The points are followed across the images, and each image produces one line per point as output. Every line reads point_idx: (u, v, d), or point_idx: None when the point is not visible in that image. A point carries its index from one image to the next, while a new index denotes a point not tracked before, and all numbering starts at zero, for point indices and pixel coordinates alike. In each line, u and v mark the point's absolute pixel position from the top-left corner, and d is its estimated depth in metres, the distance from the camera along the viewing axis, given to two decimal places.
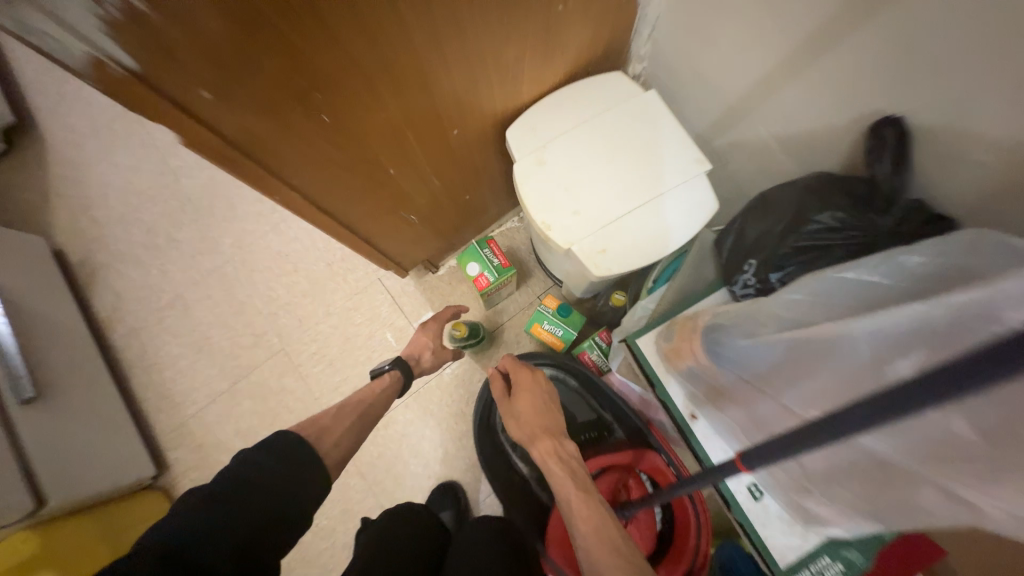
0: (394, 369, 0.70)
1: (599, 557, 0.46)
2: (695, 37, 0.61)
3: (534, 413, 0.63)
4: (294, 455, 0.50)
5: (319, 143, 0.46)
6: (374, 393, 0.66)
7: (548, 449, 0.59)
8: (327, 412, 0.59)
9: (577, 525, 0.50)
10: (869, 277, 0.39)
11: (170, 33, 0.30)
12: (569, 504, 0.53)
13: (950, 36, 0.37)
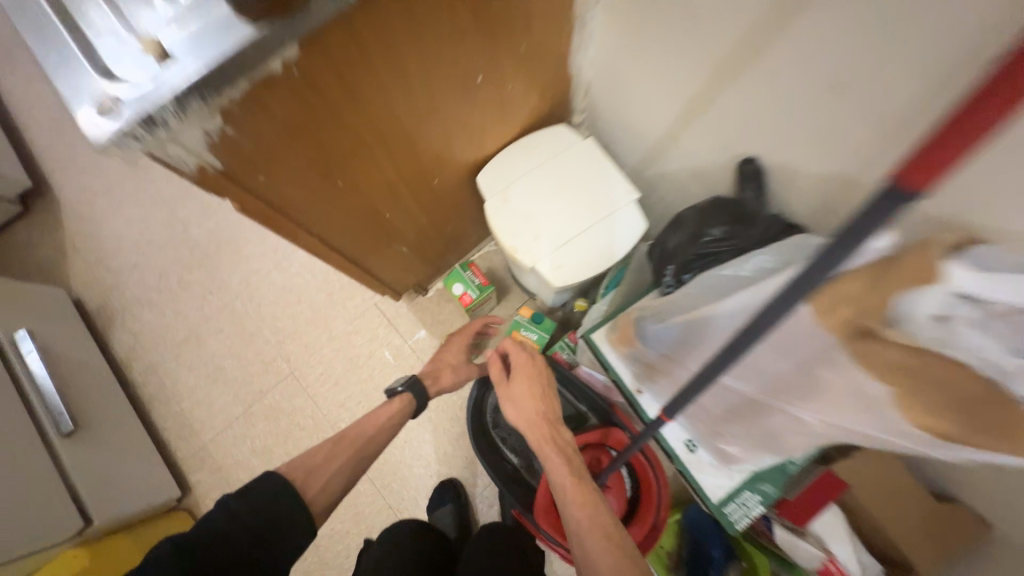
0: (406, 392, 0.76)
1: (592, 538, 0.57)
2: (618, 97, 0.78)
3: (532, 402, 0.71)
4: (275, 508, 0.55)
5: (334, 200, 0.61)
6: (377, 423, 0.71)
7: (545, 438, 0.68)
8: (322, 448, 0.65)
9: (572, 509, 0.60)
10: (737, 273, 0.56)
11: (248, 145, 0.45)
12: (563, 486, 0.63)
13: (771, 107, 0.54)
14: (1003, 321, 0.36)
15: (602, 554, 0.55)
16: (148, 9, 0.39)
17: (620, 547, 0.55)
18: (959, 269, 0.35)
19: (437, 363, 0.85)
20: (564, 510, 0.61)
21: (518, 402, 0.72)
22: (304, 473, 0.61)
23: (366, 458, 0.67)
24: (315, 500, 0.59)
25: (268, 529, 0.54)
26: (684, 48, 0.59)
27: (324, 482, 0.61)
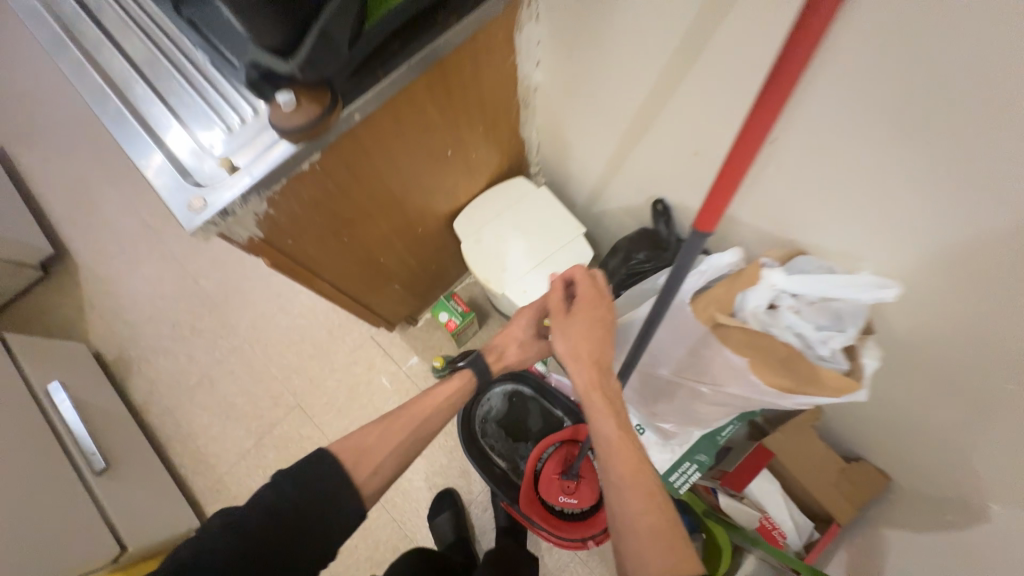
0: (467, 368, 0.71)
1: (630, 492, 0.53)
2: (562, 155, 0.98)
3: (587, 341, 0.60)
4: (321, 491, 0.56)
5: (341, 251, 0.79)
6: (436, 403, 0.67)
7: (593, 381, 0.59)
8: (373, 428, 0.62)
9: (612, 460, 0.55)
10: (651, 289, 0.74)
11: (282, 219, 0.63)
12: (609, 441, 0.56)
13: (667, 164, 0.74)
14: (809, 308, 0.55)
15: (639, 511, 0.52)
16: (220, 136, 0.57)
17: (668, 527, 0.51)
18: (772, 273, 0.54)
19: (502, 336, 0.73)
20: (603, 460, 0.56)
21: (572, 340, 0.61)
22: (354, 455, 0.60)
23: (417, 443, 0.64)
24: (366, 485, 0.59)
25: (321, 512, 0.55)
26: (603, 124, 0.80)
27: (372, 469, 0.60)
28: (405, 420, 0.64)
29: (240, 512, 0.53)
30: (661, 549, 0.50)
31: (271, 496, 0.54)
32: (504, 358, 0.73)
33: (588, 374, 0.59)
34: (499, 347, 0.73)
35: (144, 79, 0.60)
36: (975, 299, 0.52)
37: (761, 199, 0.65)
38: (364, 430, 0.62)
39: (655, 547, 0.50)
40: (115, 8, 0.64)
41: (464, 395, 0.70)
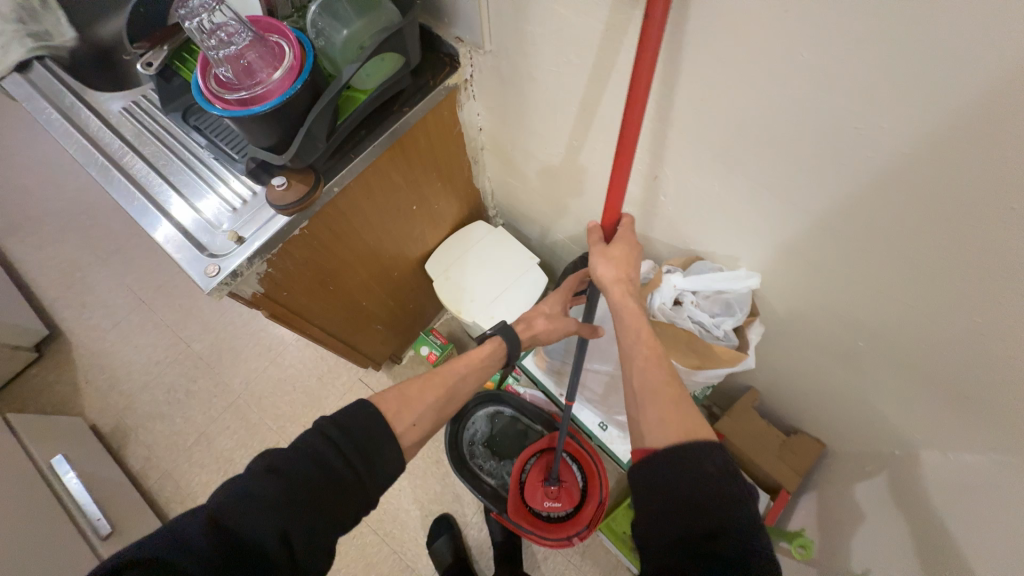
0: (497, 335, 0.83)
1: (653, 378, 0.60)
2: (511, 200, 1.15)
3: (625, 262, 0.69)
4: (363, 437, 0.60)
5: (326, 299, 0.92)
6: (470, 365, 0.77)
7: (625, 295, 0.67)
8: (414, 385, 0.71)
9: (640, 353, 0.63)
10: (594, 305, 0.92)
11: (275, 275, 0.75)
12: (636, 340, 0.64)
13: (592, 200, 0.91)
14: (705, 300, 0.76)
15: (662, 390, 0.58)
16: (225, 214, 0.71)
17: (687, 408, 0.56)
18: (673, 276, 0.75)
19: (531, 312, 0.88)
20: (630, 356, 0.64)
21: (615, 262, 0.68)
22: (395, 407, 0.67)
23: (455, 399, 0.74)
24: (406, 435, 0.65)
25: (365, 456, 0.59)
26: (539, 173, 0.97)
27: (412, 421, 0.66)
28: (442, 378, 0.74)
29: (279, 456, 0.57)
30: (678, 421, 0.54)
31: (312, 446, 0.58)
32: (533, 327, 0.86)
33: (620, 293, 0.67)
34: (530, 317, 0.87)
35: (160, 174, 0.74)
36: (823, 283, 0.67)
37: (663, 224, 0.81)
38: (404, 387, 0.70)
39: (674, 420, 0.55)
40: (131, 121, 0.79)
41: (495, 357, 0.82)
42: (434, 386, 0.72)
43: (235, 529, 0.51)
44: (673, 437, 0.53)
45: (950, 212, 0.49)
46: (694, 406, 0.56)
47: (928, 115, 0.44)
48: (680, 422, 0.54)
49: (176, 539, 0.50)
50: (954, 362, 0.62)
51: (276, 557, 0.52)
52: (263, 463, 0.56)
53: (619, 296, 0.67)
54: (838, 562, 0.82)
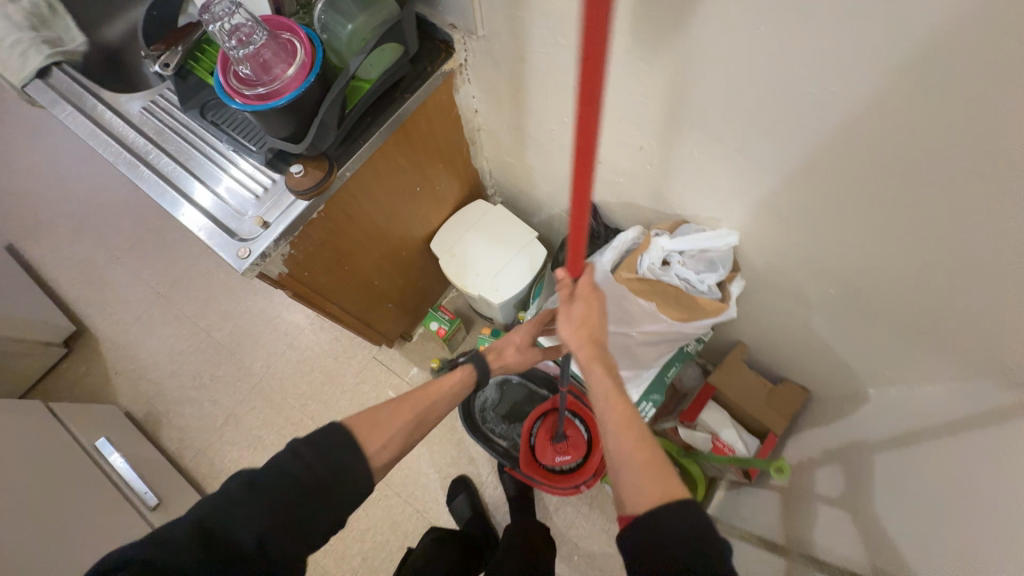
0: (469, 363, 0.85)
1: (625, 440, 0.62)
2: (508, 178, 1.21)
3: (587, 322, 0.70)
4: (333, 459, 0.63)
5: (342, 278, 0.99)
6: (441, 390, 0.79)
7: (592, 355, 0.68)
8: (385, 408, 0.72)
9: (609, 414, 0.64)
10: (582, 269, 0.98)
11: (298, 256, 0.82)
12: (607, 400, 0.65)
13: None
14: (692, 260, 0.83)
15: (634, 455, 0.60)
16: (249, 202, 0.77)
17: (661, 465, 0.59)
18: (660, 238, 0.82)
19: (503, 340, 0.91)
20: (602, 417, 0.65)
21: (575, 322, 0.70)
22: (365, 429, 0.68)
23: (425, 421, 0.76)
24: (376, 456, 0.67)
25: (335, 478, 0.62)
26: (534, 150, 1.02)
27: (381, 444, 0.68)
28: (414, 401, 0.75)
29: (256, 474, 0.60)
30: (655, 484, 0.57)
31: (282, 464, 0.61)
32: (503, 355, 0.90)
33: (586, 348, 0.69)
34: (501, 347, 0.90)
35: (185, 168, 0.80)
36: (798, 237, 0.74)
37: (650, 191, 0.87)
38: (375, 409, 0.72)
39: (648, 484, 0.57)
40: (153, 119, 0.84)
41: (464, 384, 0.83)
42: (405, 412, 0.73)
43: (223, 531, 0.56)
44: (651, 502, 0.56)
45: (896, 164, 0.55)
46: (669, 465, 0.59)
47: (869, 81, 0.50)
48: (656, 484, 0.57)
49: (163, 544, 0.54)
50: (911, 301, 0.69)
51: (252, 556, 0.56)
52: (239, 480, 0.60)
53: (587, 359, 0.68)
54: (818, 491, 0.91)
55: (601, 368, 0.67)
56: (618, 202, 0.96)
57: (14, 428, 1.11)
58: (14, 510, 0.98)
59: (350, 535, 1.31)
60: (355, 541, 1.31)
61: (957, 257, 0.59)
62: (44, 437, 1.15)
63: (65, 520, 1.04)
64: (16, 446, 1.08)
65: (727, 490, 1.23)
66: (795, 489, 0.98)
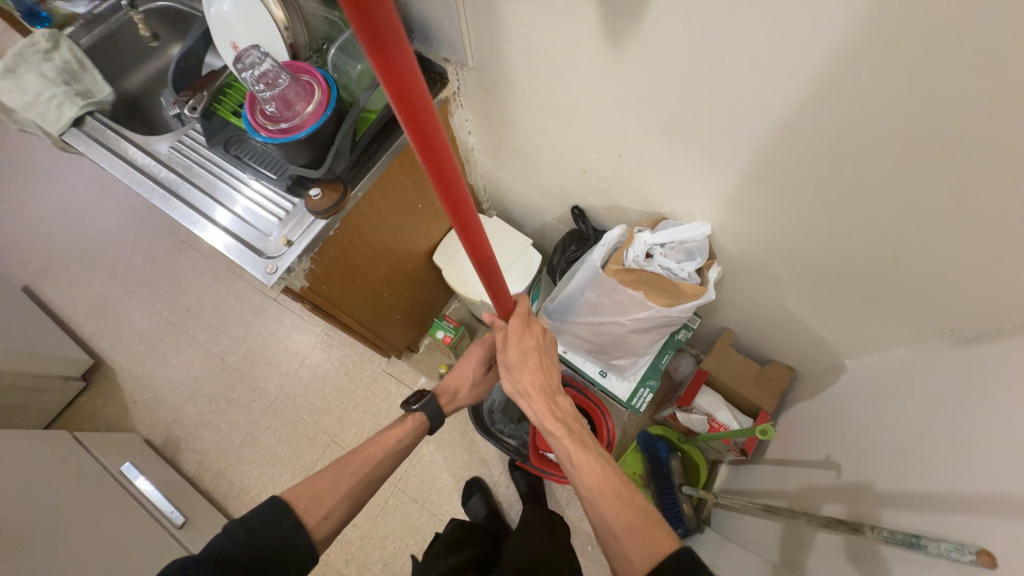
0: (421, 411, 0.83)
1: (602, 500, 0.65)
2: (502, 192, 1.31)
3: (529, 373, 0.74)
4: (272, 537, 0.62)
5: (356, 290, 1.07)
6: (388, 444, 0.78)
7: (545, 409, 0.73)
8: (325, 477, 0.71)
9: (579, 473, 0.69)
10: (576, 265, 1.07)
11: (317, 269, 0.91)
12: (572, 458, 0.70)
13: (570, 184, 1.07)
14: (672, 251, 0.92)
15: (612, 515, 0.63)
16: (273, 224, 0.86)
17: (644, 523, 0.61)
18: (642, 233, 0.92)
19: (455, 379, 0.89)
20: (573, 476, 0.70)
21: (518, 374, 0.74)
22: (306, 502, 0.67)
23: (371, 479, 0.75)
24: (317, 528, 0.66)
25: (272, 555, 0.61)
26: (524, 165, 1.12)
27: (324, 514, 0.68)
28: (359, 461, 0.75)
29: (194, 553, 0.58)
30: (642, 546, 0.59)
31: (220, 544, 0.59)
32: (457, 397, 0.89)
33: (539, 404, 0.73)
34: (454, 389, 0.88)
35: (213, 197, 0.89)
36: (764, 224, 0.83)
37: (632, 193, 0.96)
38: (315, 478, 0.70)
39: (634, 548, 0.59)
40: (180, 157, 0.94)
41: (417, 433, 0.82)
42: (348, 477, 0.72)
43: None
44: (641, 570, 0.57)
45: (833, 155, 0.65)
46: (650, 519, 0.62)
47: (796, 91, 0.60)
48: (642, 545, 0.59)
49: None
50: (867, 272, 0.78)
51: None
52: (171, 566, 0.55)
53: (540, 416, 0.73)
54: (810, 458, 0.98)
55: (555, 423, 0.72)
56: (604, 204, 1.05)
57: (45, 458, 1.17)
58: (50, 531, 1.03)
59: (370, 543, 1.36)
60: (375, 548, 1.35)
61: (899, 229, 0.69)
62: (72, 466, 1.20)
63: (100, 542, 1.09)
64: (48, 475, 1.13)
65: (728, 471, 1.29)
66: (789, 459, 1.05)
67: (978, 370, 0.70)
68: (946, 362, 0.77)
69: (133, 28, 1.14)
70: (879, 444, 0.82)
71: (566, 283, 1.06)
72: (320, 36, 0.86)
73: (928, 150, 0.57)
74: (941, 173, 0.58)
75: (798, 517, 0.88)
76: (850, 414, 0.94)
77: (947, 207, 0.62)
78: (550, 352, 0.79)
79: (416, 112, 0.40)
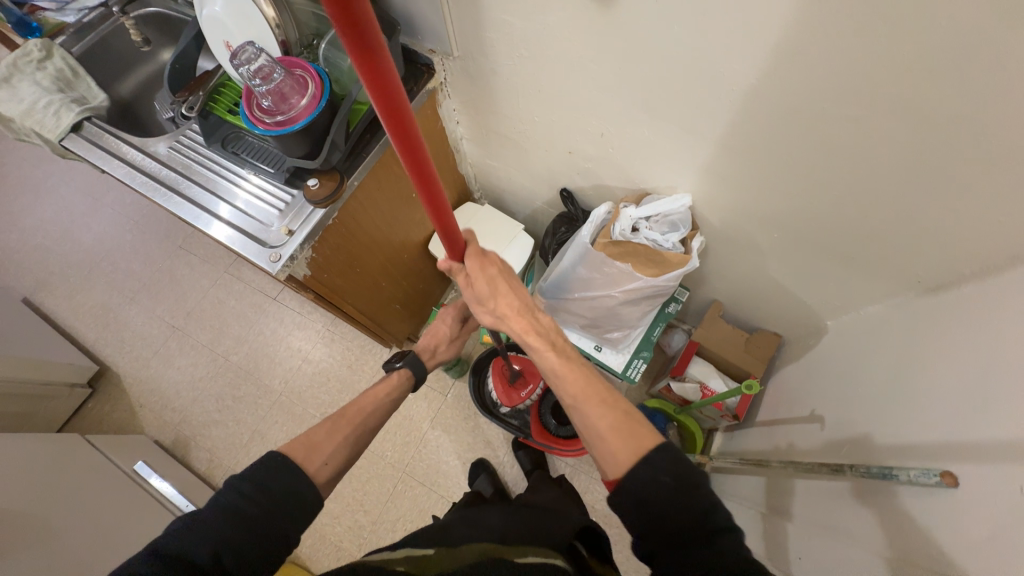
0: (404, 368, 0.87)
1: (588, 406, 0.69)
2: (492, 180, 1.35)
3: (503, 297, 0.75)
4: (283, 488, 0.60)
5: (357, 279, 1.12)
6: (377, 398, 0.81)
7: (526, 327, 0.75)
8: (318, 432, 0.71)
9: (562, 382, 0.72)
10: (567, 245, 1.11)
11: (321, 257, 0.95)
12: (555, 370, 0.72)
13: (557, 167, 1.12)
14: (656, 224, 0.97)
15: (598, 417, 0.67)
16: (274, 216, 0.89)
17: (627, 423, 0.65)
18: (628, 208, 0.97)
19: (433, 340, 0.96)
20: (557, 387, 0.73)
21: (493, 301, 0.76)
22: (303, 452, 0.67)
23: (363, 434, 0.77)
24: (319, 474, 0.66)
25: (282, 509, 0.59)
26: (513, 151, 1.16)
27: (322, 461, 0.68)
28: (350, 416, 0.76)
29: (200, 513, 0.55)
30: (628, 443, 0.62)
31: (229, 500, 0.56)
32: (436, 354, 0.96)
33: (520, 324, 0.76)
34: (432, 347, 0.96)
35: (213, 192, 0.92)
36: (741, 193, 0.88)
37: (616, 171, 1.01)
38: (310, 431, 0.71)
39: (620, 450, 0.63)
40: (179, 157, 0.96)
41: (403, 388, 0.86)
42: (342, 428, 0.74)
43: (170, 564, 0.50)
44: (628, 464, 0.61)
45: (797, 120, 0.69)
46: (633, 420, 0.66)
47: (759, 62, 0.64)
48: (628, 442, 0.63)
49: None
50: (840, 232, 0.83)
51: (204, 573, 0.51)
52: (177, 524, 0.54)
53: (523, 334, 0.75)
54: (796, 415, 1.04)
55: (537, 339, 0.75)
56: (590, 184, 1.10)
57: (62, 458, 1.20)
58: (70, 527, 1.06)
59: (383, 527, 1.40)
60: (387, 531, 1.39)
61: (865, 188, 0.73)
62: (89, 467, 1.23)
63: (121, 536, 1.12)
64: (68, 476, 1.16)
65: (722, 438, 1.35)
66: (778, 420, 1.11)
67: (946, 317, 0.75)
68: (917, 313, 0.82)
69: (121, 35, 1.16)
70: (860, 395, 0.87)
71: (558, 262, 1.11)
72: (310, 32, 0.89)
73: (883, 108, 0.62)
74: (895, 129, 0.63)
75: (786, 467, 0.93)
76: (833, 371, 0.99)
77: (905, 161, 0.67)
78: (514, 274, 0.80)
79: (400, 119, 0.47)
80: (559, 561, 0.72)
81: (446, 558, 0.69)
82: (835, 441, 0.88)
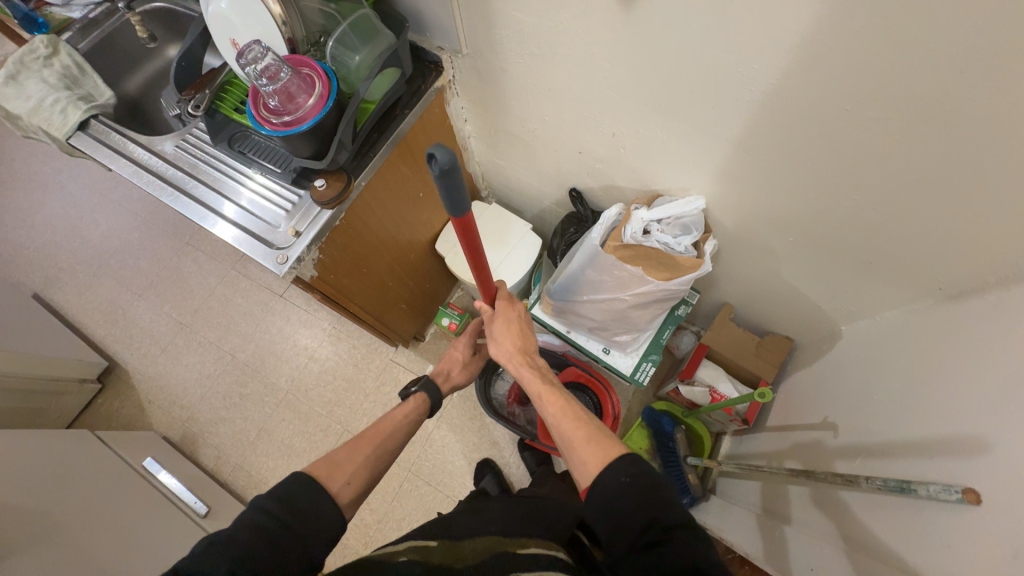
0: (421, 391, 0.86)
1: (565, 424, 0.70)
2: (500, 179, 1.33)
3: (507, 333, 0.82)
4: (298, 503, 0.60)
5: (364, 280, 1.11)
6: (398, 423, 0.80)
7: (522, 359, 0.80)
8: (342, 450, 0.71)
9: (546, 405, 0.74)
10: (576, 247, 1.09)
11: (327, 258, 0.94)
12: (540, 393, 0.75)
13: (567, 168, 1.10)
14: (668, 227, 0.95)
15: (575, 432, 0.67)
16: (281, 216, 0.88)
17: (597, 435, 0.66)
18: (639, 211, 0.95)
19: (446, 363, 0.96)
20: (541, 409, 0.75)
21: (499, 338, 0.82)
22: (326, 470, 0.67)
23: (387, 453, 0.76)
24: (342, 493, 0.66)
25: (305, 528, 0.58)
26: (522, 151, 1.14)
27: (345, 480, 0.67)
28: (370, 437, 0.75)
29: (220, 530, 0.55)
30: (595, 451, 0.63)
31: (246, 515, 0.56)
32: (451, 378, 0.94)
33: (517, 356, 0.80)
34: (446, 370, 0.94)
35: (221, 192, 0.91)
36: (758, 196, 0.85)
37: (628, 172, 0.99)
38: (331, 453, 0.70)
39: (590, 459, 0.63)
40: (186, 155, 0.96)
41: (420, 413, 0.84)
42: (363, 447, 0.73)
43: None
44: (593, 468, 0.62)
45: (821, 123, 0.67)
46: (605, 436, 0.65)
47: (781, 63, 0.62)
48: (596, 451, 0.63)
49: None
50: (860, 237, 0.81)
51: None
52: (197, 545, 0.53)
53: (518, 365, 0.79)
54: (809, 422, 1.02)
55: (529, 370, 0.79)
56: (601, 184, 1.08)
57: (73, 455, 1.21)
58: (83, 522, 1.07)
59: (388, 526, 1.40)
60: (393, 530, 1.39)
61: (890, 194, 0.71)
62: (99, 464, 1.24)
63: (132, 532, 1.13)
64: (77, 472, 1.17)
65: (730, 442, 1.34)
66: (789, 425, 1.09)
67: (965, 326, 0.73)
68: (938, 321, 0.80)
69: (127, 31, 1.15)
70: (876, 405, 0.85)
71: (567, 263, 1.09)
72: (317, 29, 0.86)
73: (913, 112, 0.59)
74: (923, 135, 0.61)
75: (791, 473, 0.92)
76: (848, 378, 0.97)
77: (933, 166, 0.64)
78: (529, 322, 0.87)
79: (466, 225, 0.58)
80: (559, 550, 0.72)
81: (448, 553, 0.67)
82: (850, 450, 0.86)
